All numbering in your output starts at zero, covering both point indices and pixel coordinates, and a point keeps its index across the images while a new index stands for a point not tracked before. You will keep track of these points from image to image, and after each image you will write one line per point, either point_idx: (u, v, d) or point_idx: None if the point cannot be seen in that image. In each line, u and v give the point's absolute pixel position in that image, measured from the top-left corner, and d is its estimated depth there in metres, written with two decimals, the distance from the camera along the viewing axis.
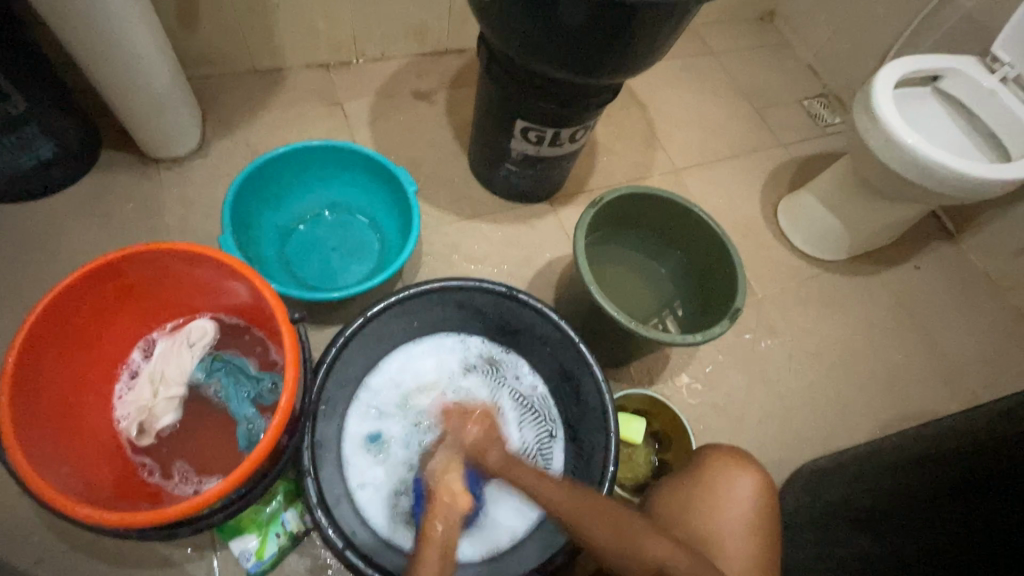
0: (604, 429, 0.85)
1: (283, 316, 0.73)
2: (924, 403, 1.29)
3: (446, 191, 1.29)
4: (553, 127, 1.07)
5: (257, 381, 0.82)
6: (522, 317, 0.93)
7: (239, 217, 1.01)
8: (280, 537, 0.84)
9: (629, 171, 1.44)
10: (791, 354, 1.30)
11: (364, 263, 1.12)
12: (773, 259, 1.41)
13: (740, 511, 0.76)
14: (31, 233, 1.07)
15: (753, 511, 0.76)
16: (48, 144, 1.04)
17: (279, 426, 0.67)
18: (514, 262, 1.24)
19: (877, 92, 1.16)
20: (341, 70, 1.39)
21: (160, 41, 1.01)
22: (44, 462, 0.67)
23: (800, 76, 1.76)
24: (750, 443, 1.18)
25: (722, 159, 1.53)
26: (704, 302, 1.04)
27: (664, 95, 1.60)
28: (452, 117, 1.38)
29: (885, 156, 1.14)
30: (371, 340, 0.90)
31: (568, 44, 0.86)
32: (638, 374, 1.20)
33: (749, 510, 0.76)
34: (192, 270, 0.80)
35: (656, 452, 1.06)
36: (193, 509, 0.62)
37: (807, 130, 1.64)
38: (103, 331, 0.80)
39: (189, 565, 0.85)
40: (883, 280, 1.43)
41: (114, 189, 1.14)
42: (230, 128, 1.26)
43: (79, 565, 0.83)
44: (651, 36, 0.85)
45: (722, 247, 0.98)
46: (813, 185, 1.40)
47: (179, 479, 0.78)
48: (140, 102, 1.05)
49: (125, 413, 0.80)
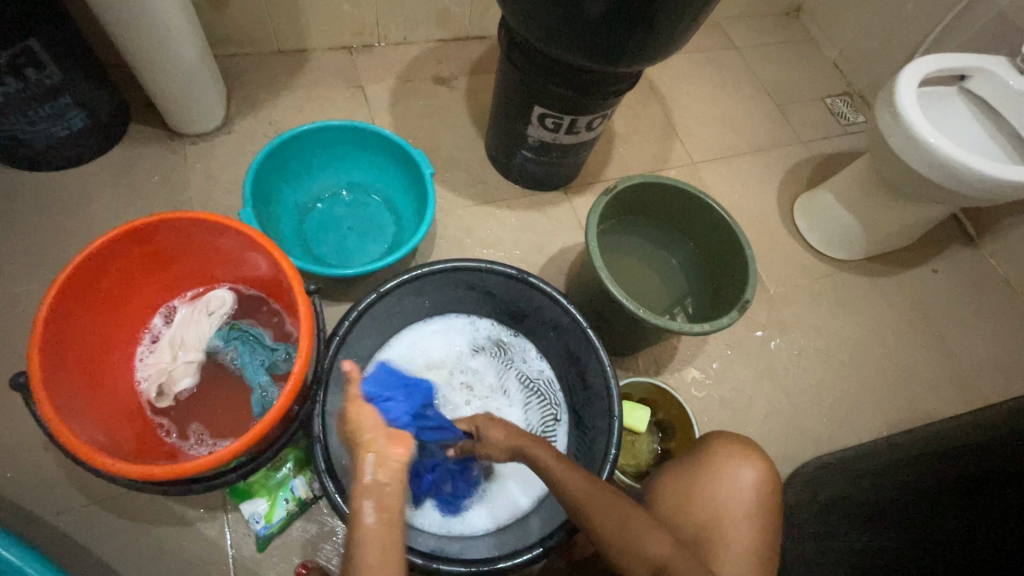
0: (607, 412, 0.86)
1: (299, 287, 0.75)
2: (934, 407, 1.28)
3: (462, 175, 1.30)
4: (571, 114, 1.07)
5: (271, 350, 0.85)
6: (532, 301, 0.95)
7: (260, 192, 1.03)
8: (288, 502, 0.87)
9: (646, 163, 1.44)
10: (800, 351, 1.29)
11: (380, 243, 1.14)
12: (787, 256, 1.40)
13: (741, 499, 0.76)
14: (61, 201, 1.11)
15: (756, 501, 0.76)
16: (80, 115, 1.08)
17: (292, 391, 0.70)
18: (526, 248, 1.25)
19: (901, 89, 1.14)
20: (363, 53, 1.41)
21: (190, 18, 1.04)
22: (71, 416, 0.70)
23: (824, 73, 1.73)
24: (755, 437, 1.18)
25: (740, 155, 1.52)
26: (713, 293, 1.05)
27: (684, 88, 1.59)
28: (471, 103, 1.39)
29: (906, 155, 1.13)
30: (383, 317, 0.93)
31: (588, 29, 0.86)
32: (645, 364, 1.20)
33: (752, 497, 0.76)
34: (214, 240, 0.82)
35: (660, 441, 1.07)
36: (207, 466, 0.65)
37: (829, 129, 1.62)
38: (129, 294, 0.83)
39: (202, 525, 0.88)
40: (898, 282, 1.41)
41: (141, 162, 1.17)
42: (253, 107, 1.28)
43: (98, 518, 0.87)
44: (672, 23, 0.85)
45: (734, 239, 0.97)
46: (831, 183, 1.39)
47: (195, 440, 0.81)
48: (168, 78, 1.08)
49: (146, 374, 0.83)
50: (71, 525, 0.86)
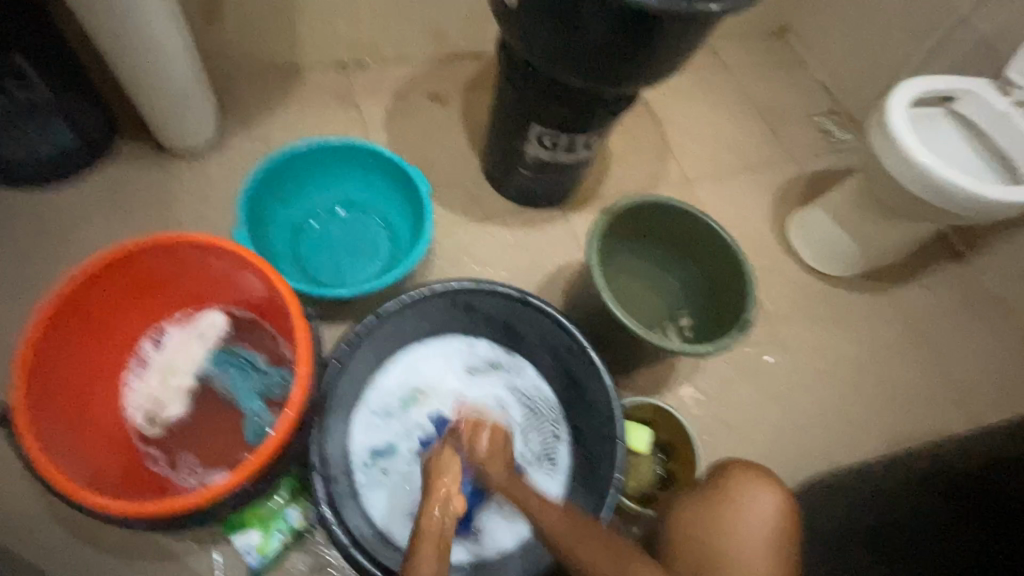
0: (608, 433, 0.88)
1: (297, 312, 0.74)
2: (929, 423, 1.29)
3: (459, 193, 1.29)
4: (570, 133, 1.07)
5: (266, 375, 0.82)
6: (529, 321, 0.96)
7: (253, 212, 1.01)
8: (282, 533, 0.84)
9: (642, 180, 1.45)
10: (797, 368, 1.29)
11: (375, 262, 1.12)
12: (782, 272, 1.41)
13: (759, 528, 0.73)
14: (44, 220, 1.08)
15: (774, 529, 0.73)
16: (67, 132, 1.05)
17: (291, 422, 0.68)
18: (524, 266, 1.24)
19: (893, 110, 1.16)
20: (357, 69, 1.40)
21: (183, 34, 1.02)
22: (56, 448, 0.67)
23: (813, 92, 1.77)
24: (756, 456, 1.18)
25: (733, 172, 1.53)
26: (713, 312, 1.05)
27: (677, 107, 1.61)
28: (467, 120, 1.38)
29: (899, 173, 1.14)
30: (381, 340, 0.91)
31: (588, 52, 0.87)
32: (645, 383, 1.19)
33: (771, 527, 0.73)
34: (208, 262, 0.80)
35: (662, 462, 1.05)
36: (205, 500, 0.63)
37: (819, 147, 1.64)
38: (119, 319, 0.80)
39: (191, 558, 0.84)
40: (891, 298, 1.43)
41: (130, 180, 1.14)
42: (246, 124, 1.26)
43: (82, 555, 0.83)
44: (672, 48, 0.86)
45: (734, 259, 0.98)
46: (824, 201, 1.41)
47: (185, 470, 0.78)
48: (160, 94, 1.06)
49: (134, 402, 0.80)
50: (50, 562, 0.82)
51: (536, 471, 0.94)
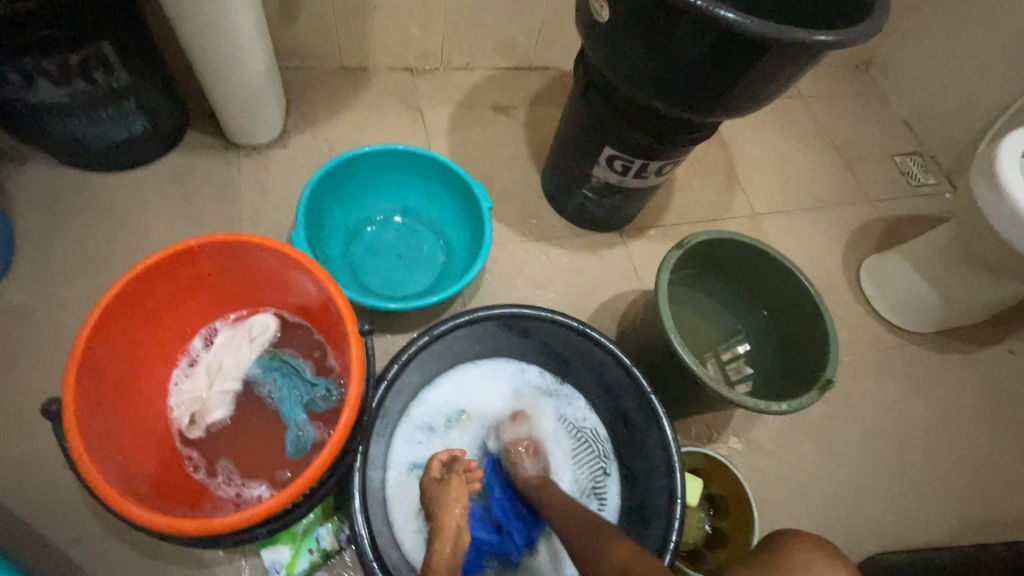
0: (667, 490, 0.79)
1: (353, 327, 0.70)
2: (1010, 506, 1.16)
3: (517, 209, 1.25)
4: (642, 158, 1.01)
5: (311, 386, 0.79)
6: (587, 354, 0.88)
7: (314, 214, 1.00)
8: (312, 553, 0.80)
9: (706, 211, 1.37)
10: (864, 429, 1.19)
11: (427, 274, 1.09)
12: (851, 322, 1.31)
13: None
14: (111, 204, 1.09)
15: None
16: (141, 121, 1.06)
17: (336, 445, 0.64)
18: (577, 292, 1.18)
19: (1003, 159, 1.05)
20: (424, 75, 1.38)
21: (262, 31, 1.02)
22: (103, 446, 0.65)
23: (894, 130, 1.66)
24: (814, 521, 1.08)
25: (804, 210, 1.44)
26: (784, 364, 0.97)
27: (748, 136, 1.53)
28: (530, 134, 1.34)
29: (1006, 231, 1.03)
30: (432, 357, 0.87)
31: (677, 76, 0.81)
32: (697, 430, 1.11)
33: None
34: (266, 266, 0.78)
35: (710, 517, 0.98)
36: (239, 523, 0.59)
37: (898, 188, 1.53)
38: (173, 314, 0.79)
39: (218, 567, 0.82)
40: (973, 361, 1.30)
41: (195, 170, 1.15)
42: (311, 122, 1.26)
43: (114, 551, 0.82)
44: (771, 77, 0.79)
45: (814, 310, 0.90)
46: (906, 249, 1.30)
47: (223, 478, 0.76)
48: (232, 89, 1.06)
49: (179, 401, 0.79)
50: (84, 555, 0.81)
51: (582, 506, 0.90)
